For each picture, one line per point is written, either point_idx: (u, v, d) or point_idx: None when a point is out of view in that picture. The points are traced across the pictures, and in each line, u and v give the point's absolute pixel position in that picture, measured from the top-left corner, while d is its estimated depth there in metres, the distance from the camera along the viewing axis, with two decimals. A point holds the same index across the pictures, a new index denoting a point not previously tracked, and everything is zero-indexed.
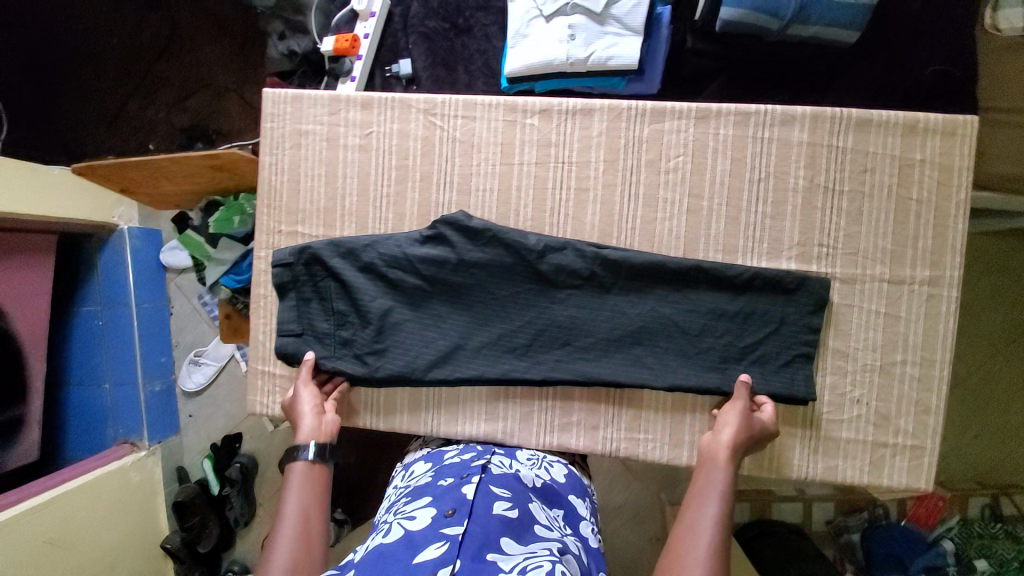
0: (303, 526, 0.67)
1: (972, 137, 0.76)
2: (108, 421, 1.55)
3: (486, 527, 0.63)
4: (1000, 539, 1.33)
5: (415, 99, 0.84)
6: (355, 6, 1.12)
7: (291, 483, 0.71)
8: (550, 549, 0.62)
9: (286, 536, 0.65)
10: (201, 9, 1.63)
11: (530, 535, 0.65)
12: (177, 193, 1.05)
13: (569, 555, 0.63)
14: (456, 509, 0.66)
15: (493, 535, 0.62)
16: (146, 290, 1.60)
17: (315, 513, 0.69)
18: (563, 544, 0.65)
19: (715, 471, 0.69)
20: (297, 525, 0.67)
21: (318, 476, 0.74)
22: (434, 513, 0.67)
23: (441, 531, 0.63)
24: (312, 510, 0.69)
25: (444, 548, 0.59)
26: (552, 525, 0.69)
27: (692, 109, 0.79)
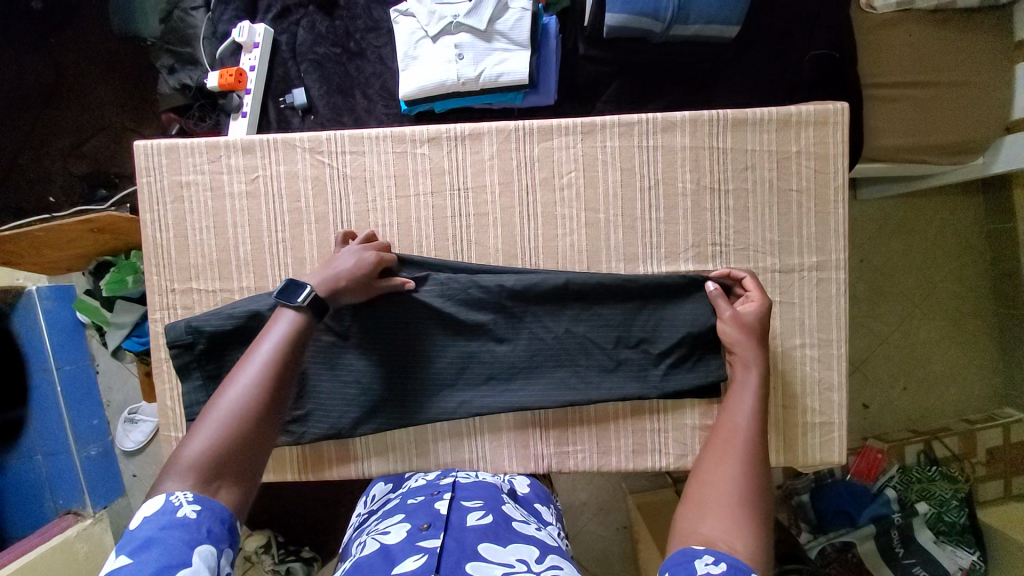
0: (261, 386, 0.59)
1: (844, 124, 0.80)
2: (45, 493, 1.40)
3: (462, 539, 0.63)
4: (937, 481, 1.32)
5: (299, 139, 0.81)
6: (235, 38, 1.06)
7: (271, 331, 0.63)
8: (527, 553, 0.62)
9: (240, 388, 0.58)
10: (80, 45, 1.51)
11: (508, 534, 0.66)
12: (66, 255, 0.99)
13: (545, 556, 0.63)
14: (431, 523, 0.67)
15: (470, 545, 0.62)
16: (66, 350, 1.43)
17: (285, 377, 0.61)
18: (539, 541, 0.67)
19: (745, 388, 0.69)
20: (257, 382, 0.59)
21: (302, 335, 0.64)
22: (408, 528, 0.67)
23: (417, 544, 0.63)
24: (284, 373, 0.61)
25: (422, 559, 0.59)
26: (528, 520, 0.72)
27: (578, 125, 0.80)
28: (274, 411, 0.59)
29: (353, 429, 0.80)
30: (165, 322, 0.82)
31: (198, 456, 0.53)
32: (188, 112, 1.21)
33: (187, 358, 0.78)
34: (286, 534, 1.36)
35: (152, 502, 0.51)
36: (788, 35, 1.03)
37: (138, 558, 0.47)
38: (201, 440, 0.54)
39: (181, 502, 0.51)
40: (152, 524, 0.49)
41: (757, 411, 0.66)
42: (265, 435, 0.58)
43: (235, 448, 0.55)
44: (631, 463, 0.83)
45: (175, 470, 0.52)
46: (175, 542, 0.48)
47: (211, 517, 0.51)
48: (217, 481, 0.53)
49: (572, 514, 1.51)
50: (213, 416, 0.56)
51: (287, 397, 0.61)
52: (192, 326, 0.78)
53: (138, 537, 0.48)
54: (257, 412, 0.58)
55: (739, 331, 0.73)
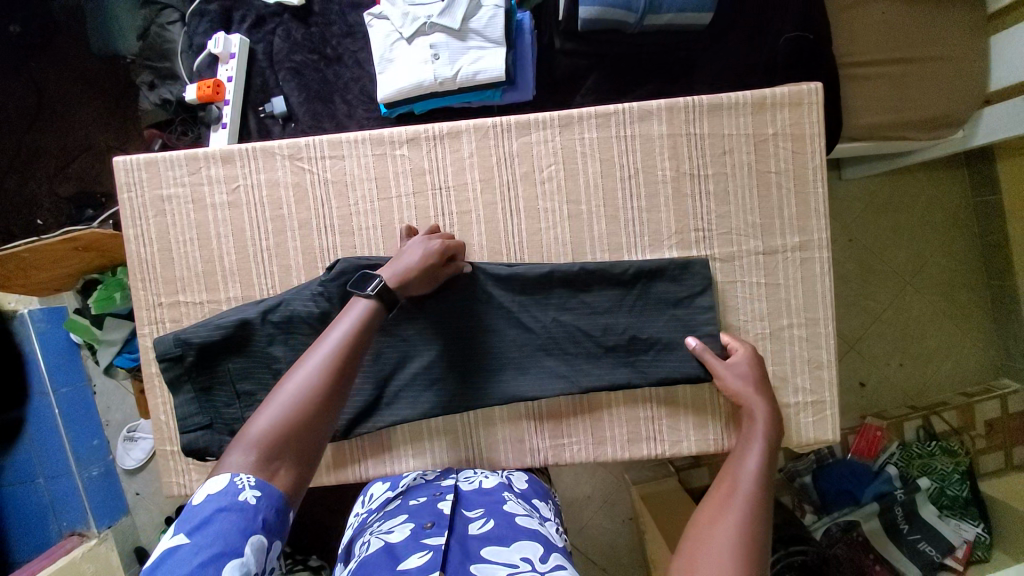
0: (328, 372, 0.59)
1: (819, 104, 0.80)
2: (49, 516, 1.40)
3: (465, 543, 0.64)
4: (937, 455, 1.34)
5: (277, 146, 0.81)
6: (211, 49, 1.06)
7: (345, 316, 0.63)
8: (532, 551, 0.62)
9: (305, 373, 0.58)
10: (59, 65, 1.51)
11: (512, 533, 0.66)
12: (53, 277, 1.00)
13: (549, 554, 0.63)
14: (436, 522, 0.67)
15: (473, 549, 0.63)
16: (61, 372, 1.43)
17: (349, 367, 0.60)
18: (543, 538, 0.66)
19: (751, 446, 0.69)
20: (323, 367, 0.59)
21: (372, 324, 0.64)
22: (412, 527, 0.67)
23: (421, 541, 0.63)
24: (350, 360, 0.60)
25: (428, 557, 0.60)
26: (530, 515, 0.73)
27: (555, 118, 0.80)
28: (338, 398, 0.59)
29: (347, 432, 0.81)
30: (154, 336, 0.82)
31: (260, 436, 0.53)
32: (170, 126, 1.21)
33: (178, 371, 0.78)
34: (292, 543, 1.35)
35: (213, 480, 0.51)
36: (761, 19, 1.03)
37: (195, 538, 0.47)
38: (267, 419, 0.55)
39: (244, 485, 0.50)
40: (212, 504, 0.49)
41: (763, 469, 0.66)
42: (325, 425, 0.57)
43: (298, 432, 0.55)
44: (625, 452, 0.83)
45: (239, 446, 0.53)
46: (232, 528, 0.48)
47: (267, 505, 0.51)
48: (276, 463, 0.53)
49: (575, 508, 1.50)
50: (278, 398, 0.56)
51: (351, 385, 0.61)
52: (179, 338, 0.77)
53: (199, 514, 0.48)
54: (320, 399, 0.57)
55: (742, 385, 0.74)
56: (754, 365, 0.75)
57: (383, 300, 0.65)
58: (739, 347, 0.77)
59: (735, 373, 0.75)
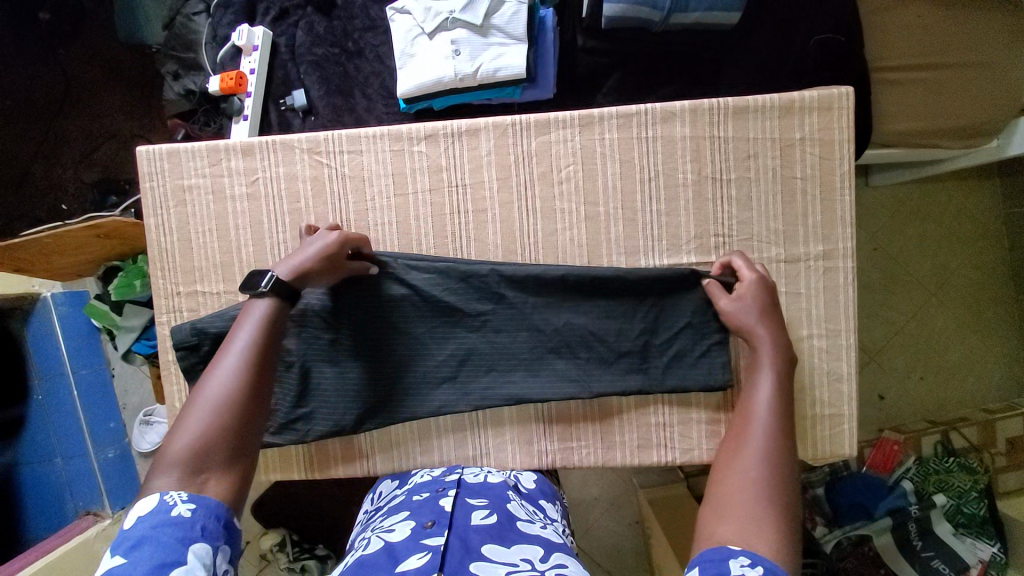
0: (242, 371, 0.60)
1: (849, 108, 0.78)
2: (65, 496, 1.43)
3: (466, 539, 0.63)
4: (955, 472, 1.29)
5: (297, 140, 0.81)
6: (235, 42, 1.07)
7: (248, 319, 0.64)
8: (532, 552, 0.62)
9: (219, 380, 0.59)
10: (88, 55, 1.53)
11: (513, 535, 0.66)
12: (75, 262, 1.02)
13: (549, 554, 0.63)
14: (435, 520, 0.67)
15: (473, 545, 0.62)
16: (82, 355, 1.46)
17: (264, 365, 0.62)
18: (545, 540, 0.66)
19: (761, 375, 0.67)
20: (237, 369, 0.60)
21: (278, 319, 0.65)
22: (413, 525, 0.67)
23: (421, 542, 0.63)
24: (265, 358, 0.62)
25: (426, 558, 0.59)
26: (533, 519, 0.72)
27: (575, 117, 0.79)
28: (262, 394, 0.61)
29: (357, 426, 0.81)
30: (171, 325, 0.83)
31: (185, 450, 0.55)
32: (193, 117, 1.22)
33: (194, 360, 0.79)
34: (300, 532, 1.37)
35: (142, 503, 0.53)
36: (790, 20, 1.01)
37: (130, 558, 0.49)
38: (188, 432, 0.56)
39: (176, 501, 0.52)
40: (144, 523, 0.51)
41: (775, 400, 0.64)
42: (252, 422, 0.59)
43: (224, 436, 0.57)
44: (635, 458, 0.82)
45: (163, 465, 0.54)
46: (168, 540, 0.50)
47: (204, 513, 0.53)
48: (207, 472, 0.55)
49: (581, 510, 1.49)
50: (195, 410, 0.57)
51: (272, 380, 0.63)
52: (196, 331, 0.78)
53: (132, 536, 0.50)
54: (242, 399, 0.59)
55: (753, 319, 0.71)
56: (765, 294, 0.71)
57: (281, 293, 0.66)
58: (746, 272, 0.73)
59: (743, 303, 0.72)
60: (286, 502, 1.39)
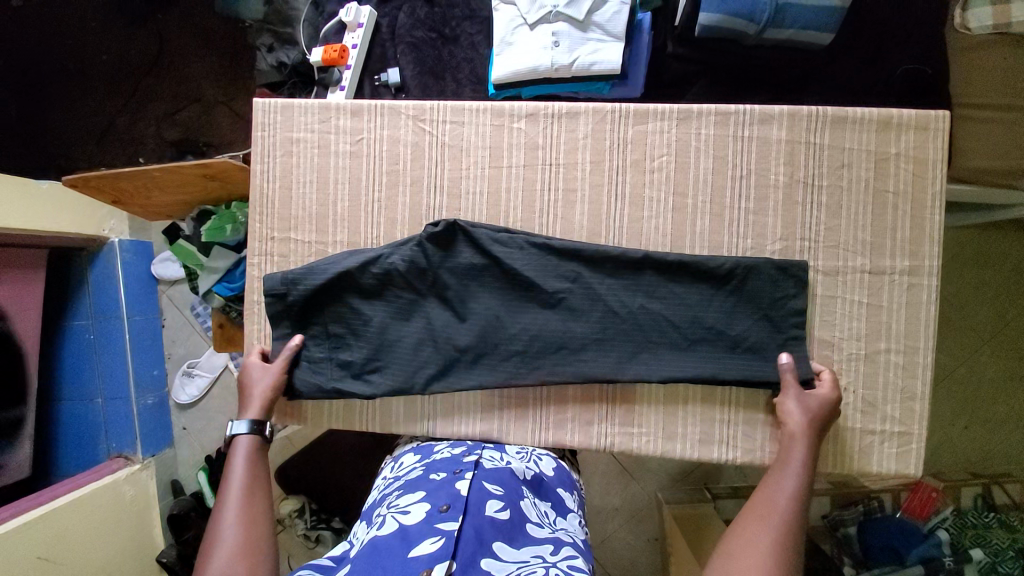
0: (253, 489, 0.70)
1: (944, 131, 0.79)
2: (99, 437, 1.47)
3: (479, 528, 0.63)
4: (994, 528, 1.26)
5: (404, 106, 0.86)
6: (342, 17, 1.14)
7: (234, 462, 0.73)
8: (542, 548, 0.63)
9: (228, 517, 0.66)
10: (187, 21, 1.63)
11: (522, 536, 0.66)
12: (171, 201, 1.08)
13: (559, 548, 0.64)
14: (451, 505, 0.66)
15: (485, 537, 0.62)
16: (137, 302, 1.52)
17: (260, 488, 0.71)
18: (554, 538, 0.67)
19: (790, 468, 0.70)
20: (240, 504, 0.67)
21: (259, 449, 0.76)
22: (428, 508, 0.66)
23: (434, 527, 0.62)
24: (258, 483, 0.71)
25: (439, 543, 0.59)
26: (543, 522, 0.70)
27: (674, 110, 0.81)
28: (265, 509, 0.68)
29: (426, 385, 0.83)
30: (262, 268, 0.87)
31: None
32: (280, 87, 1.28)
33: (280, 303, 0.83)
34: (323, 499, 1.38)
35: None
36: (881, 46, 1.02)
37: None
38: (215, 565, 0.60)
39: None
40: None
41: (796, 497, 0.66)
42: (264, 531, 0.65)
43: (249, 536, 0.64)
44: (696, 452, 0.82)
45: None
46: None
47: None
48: None
49: (602, 518, 1.46)
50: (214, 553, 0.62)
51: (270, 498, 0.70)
52: (289, 283, 0.82)
53: None
54: (253, 520, 0.66)
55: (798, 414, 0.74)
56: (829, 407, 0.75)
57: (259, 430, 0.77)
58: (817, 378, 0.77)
59: (799, 402, 0.75)
60: (314, 470, 1.40)
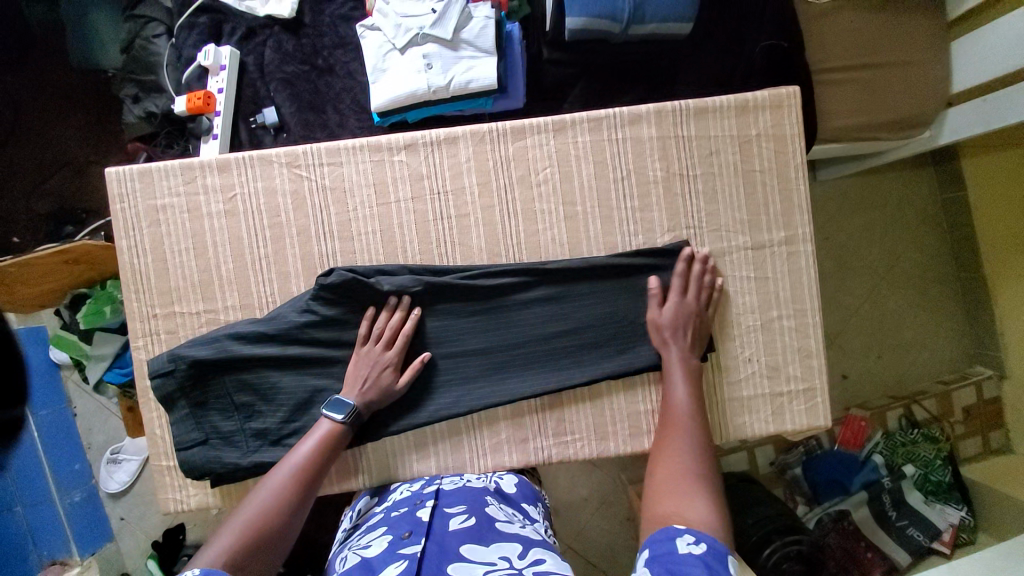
0: (293, 484, 0.69)
1: (797, 106, 0.84)
2: (28, 547, 1.32)
3: (443, 541, 0.63)
4: (920, 442, 1.37)
5: (275, 154, 0.82)
6: (201, 61, 1.06)
7: (314, 434, 0.74)
8: (510, 550, 0.62)
9: (272, 487, 0.67)
10: (38, 76, 1.43)
11: (492, 535, 0.66)
12: (39, 292, 0.99)
13: (527, 550, 0.63)
14: (412, 531, 0.67)
15: (451, 548, 0.62)
16: (39, 394, 1.36)
17: (315, 473, 0.71)
18: (524, 537, 0.67)
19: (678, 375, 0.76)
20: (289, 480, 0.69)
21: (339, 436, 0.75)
22: (390, 538, 0.67)
23: (398, 552, 0.62)
24: (315, 469, 0.71)
25: (403, 565, 0.59)
26: (512, 520, 0.72)
27: (549, 123, 0.82)
28: (305, 497, 0.69)
29: (351, 439, 0.80)
30: (150, 349, 0.82)
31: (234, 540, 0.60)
32: (154, 140, 1.20)
33: (170, 386, 0.78)
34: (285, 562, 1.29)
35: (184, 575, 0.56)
36: (737, 28, 1.08)
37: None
38: (235, 528, 0.62)
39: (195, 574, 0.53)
40: None
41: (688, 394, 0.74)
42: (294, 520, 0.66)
43: (266, 531, 0.63)
44: (628, 446, 0.85)
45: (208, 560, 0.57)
46: None
47: None
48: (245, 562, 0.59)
49: (571, 514, 1.44)
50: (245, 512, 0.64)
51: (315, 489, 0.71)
52: (179, 366, 0.77)
53: None
54: (288, 504, 0.66)
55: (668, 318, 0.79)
56: (695, 301, 0.80)
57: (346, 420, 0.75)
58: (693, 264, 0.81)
59: (682, 296, 0.80)
60: None
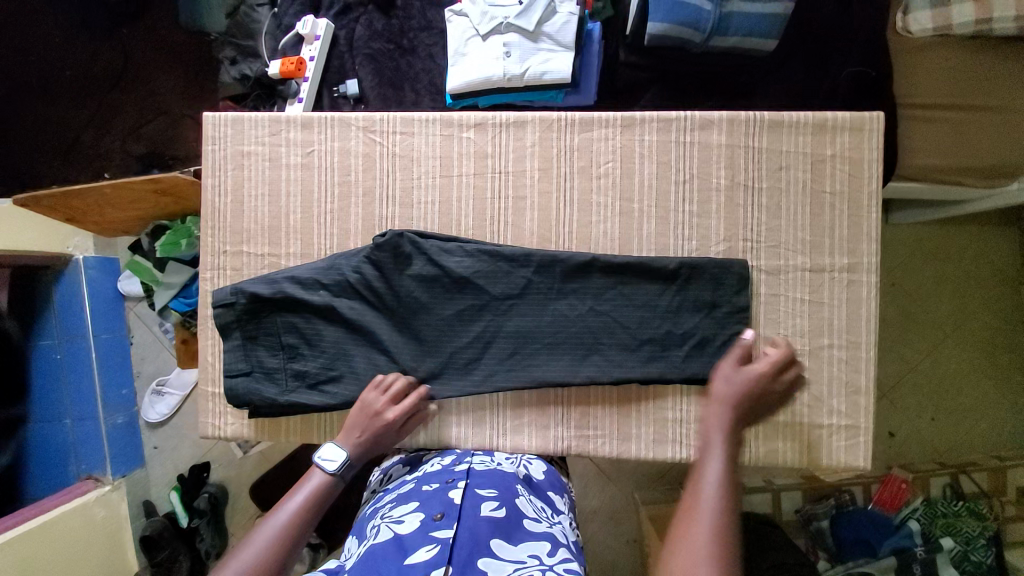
0: (282, 533, 0.65)
1: (879, 131, 0.81)
2: (70, 457, 1.41)
3: (475, 530, 0.62)
4: (964, 516, 1.25)
5: (355, 118, 0.86)
6: (299, 30, 1.15)
7: (305, 484, 0.72)
8: (538, 549, 0.62)
9: (265, 533, 0.64)
10: (153, 33, 1.56)
11: (519, 531, 0.65)
12: (126, 216, 1.10)
13: (555, 550, 0.63)
14: (445, 513, 0.65)
15: (481, 539, 0.61)
16: (103, 319, 1.46)
17: (305, 527, 0.67)
18: (551, 535, 0.66)
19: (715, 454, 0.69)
20: (279, 528, 0.65)
21: (329, 492, 0.72)
22: (422, 517, 0.65)
23: (430, 535, 0.62)
24: (307, 521, 0.67)
25: (435, 550, 0.59)
26: (540, 517, 0.70)
27: (618, 118, 0.83)
28: (294, 549, 0.65)
29: None
30: (216, 282, 0.88)
31: None
32: (245, 100, 1.27)
33: (229, 317, 0.83)
34: None
35: None
36: (824, 51, 1.05)
37: None
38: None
39: None
40: None
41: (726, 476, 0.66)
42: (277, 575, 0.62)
43: None
44: (650, 451, 0.83)
45: None
46: None
47: None
48: None
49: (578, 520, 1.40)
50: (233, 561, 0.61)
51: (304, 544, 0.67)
52: (241, 301, 0.83)
53: None
54: (276, 555, 0.63)
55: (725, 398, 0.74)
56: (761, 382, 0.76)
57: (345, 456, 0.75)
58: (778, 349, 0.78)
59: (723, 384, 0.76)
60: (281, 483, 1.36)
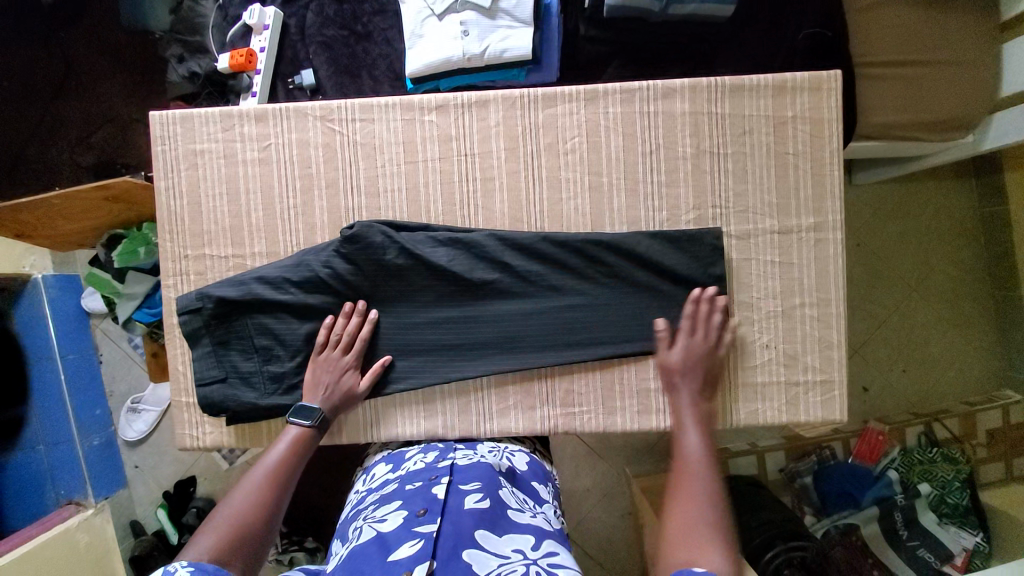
0: (267, 485, 0.67)
1: (837, 90, 0.82)
2: (48, 484, 1.35)
3: (459, 524, 0.61)
4: (938, 462, 1.30)
5: (311, 107, 0.83)
6: (246, 20, 1.10)
7: (280, 440, 0.73)
8: (523, 542, 0.60)
9: (248, 487, 0.65)
10: (91, 34, 1.48)
11: (504, 523, 0.64)
12: (79, 228, 1.05)
13: (540, 542, 0.61)
14: (428, 508, 0.64)
15: (466, 532, 0.60)
16: (69, 339, 1.40)
17: (288, 476, 0.69)
18: (536, 527, 0.65)
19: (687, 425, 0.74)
20: (262, 481, 0.67)
21: (306, 444, 0.74)
22: (404, 514, 0.63)
23: (413, 530, 0.60)
24: (289, 473, 0.69)
25: (419, 545, 0.57)
26: (523, 508, 0.69)
27: (580, 91, 0.82)
28: (280, 497, 0.67)
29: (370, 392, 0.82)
30: (179, 288, 0.84)
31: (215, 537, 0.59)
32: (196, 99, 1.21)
33: (197, 324, 0.81)
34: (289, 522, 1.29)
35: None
36: (780, 14, 1.05)
37: None
38: (214, 528, 0.60)
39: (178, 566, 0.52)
40: None
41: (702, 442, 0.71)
42: (270, 519, 0.64)
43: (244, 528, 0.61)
44: (636, 422, 0.84)
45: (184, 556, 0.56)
46: None
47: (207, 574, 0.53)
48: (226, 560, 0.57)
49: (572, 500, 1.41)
50: (220, 515, 0.62)
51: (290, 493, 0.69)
52: (207, 306, 0.80)
53: None
54: (266, 502, 0.65)
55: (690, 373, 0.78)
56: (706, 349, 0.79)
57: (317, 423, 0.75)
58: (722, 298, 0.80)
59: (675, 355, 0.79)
60: None
